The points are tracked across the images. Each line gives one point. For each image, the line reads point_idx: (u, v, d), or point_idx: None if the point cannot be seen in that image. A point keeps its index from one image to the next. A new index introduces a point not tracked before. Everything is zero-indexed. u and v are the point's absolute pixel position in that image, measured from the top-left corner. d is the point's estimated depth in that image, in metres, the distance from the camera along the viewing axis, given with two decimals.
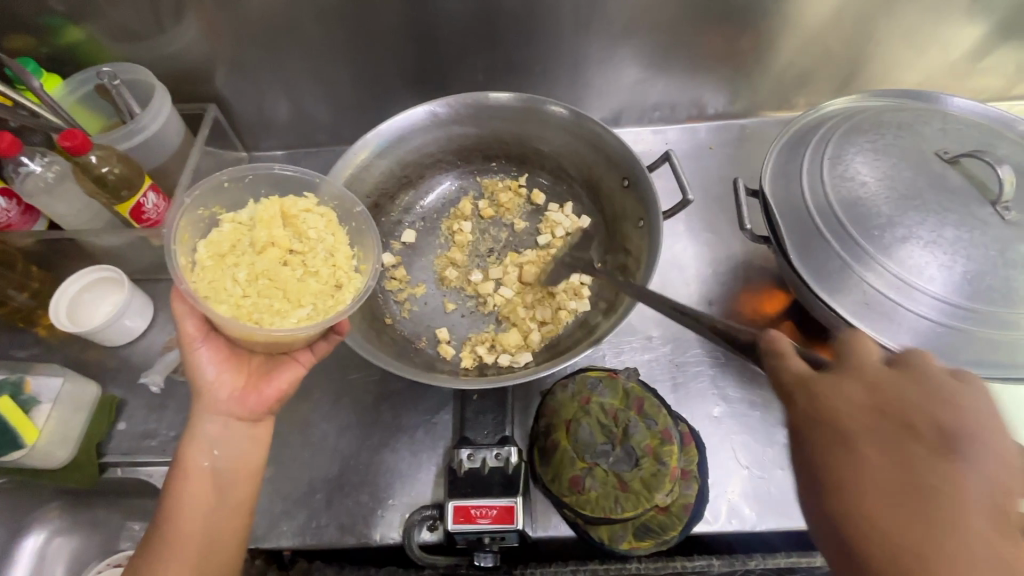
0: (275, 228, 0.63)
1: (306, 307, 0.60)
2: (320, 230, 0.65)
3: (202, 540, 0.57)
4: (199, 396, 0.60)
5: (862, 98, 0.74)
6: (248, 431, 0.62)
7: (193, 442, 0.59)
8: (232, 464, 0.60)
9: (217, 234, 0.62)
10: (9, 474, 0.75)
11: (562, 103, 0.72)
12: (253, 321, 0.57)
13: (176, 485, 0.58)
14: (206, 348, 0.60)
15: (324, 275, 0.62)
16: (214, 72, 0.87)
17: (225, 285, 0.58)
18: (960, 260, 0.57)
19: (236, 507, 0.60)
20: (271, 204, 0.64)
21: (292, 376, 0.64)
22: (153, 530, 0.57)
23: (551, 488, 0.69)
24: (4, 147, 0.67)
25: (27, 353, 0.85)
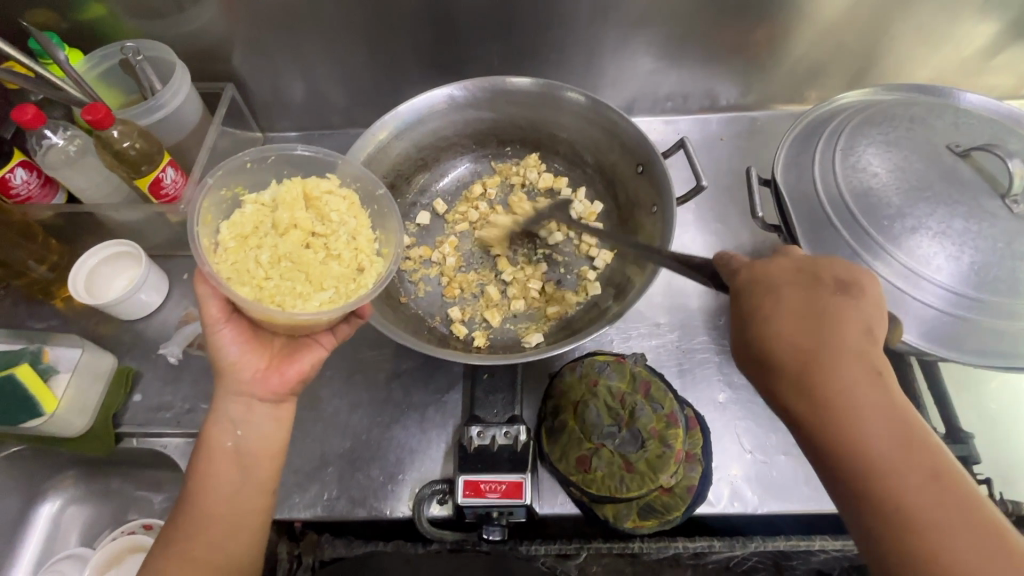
0: (297, 210, 0.64)
1: (328, 290, 0.61)
2: (343, 213, 0.66)
3: (228, 518, 0.58)
4: (223, 376, 0.60)
5: (876, 92, 0.75)
6: (271, 411, 0.62)
7: (216, 422, 0.60)
8: (254, 443, 0.61)
9: (239, 215, 0.63)
10: (28, 440, 0.77)
11: (579, 90, 0.73)
12: (275, 304, 0.59)
13: (202, 464, 0.59)
14: (229, 330, 0.60)
15: (347, 259, 0.64)
16: (231, 51, 0.88)
17: (248, 267, 0.60)
18: (967, 251, 0.58)
19: (259, 486, 0.61)
20: (294, 186, 0.65)
21: (315, 357, 0.65)
22: (179, 506, 0.59)
23: (557, 467, 0.71)
24: (29, 119, 0.68)
25: (44, 325, 0.87)
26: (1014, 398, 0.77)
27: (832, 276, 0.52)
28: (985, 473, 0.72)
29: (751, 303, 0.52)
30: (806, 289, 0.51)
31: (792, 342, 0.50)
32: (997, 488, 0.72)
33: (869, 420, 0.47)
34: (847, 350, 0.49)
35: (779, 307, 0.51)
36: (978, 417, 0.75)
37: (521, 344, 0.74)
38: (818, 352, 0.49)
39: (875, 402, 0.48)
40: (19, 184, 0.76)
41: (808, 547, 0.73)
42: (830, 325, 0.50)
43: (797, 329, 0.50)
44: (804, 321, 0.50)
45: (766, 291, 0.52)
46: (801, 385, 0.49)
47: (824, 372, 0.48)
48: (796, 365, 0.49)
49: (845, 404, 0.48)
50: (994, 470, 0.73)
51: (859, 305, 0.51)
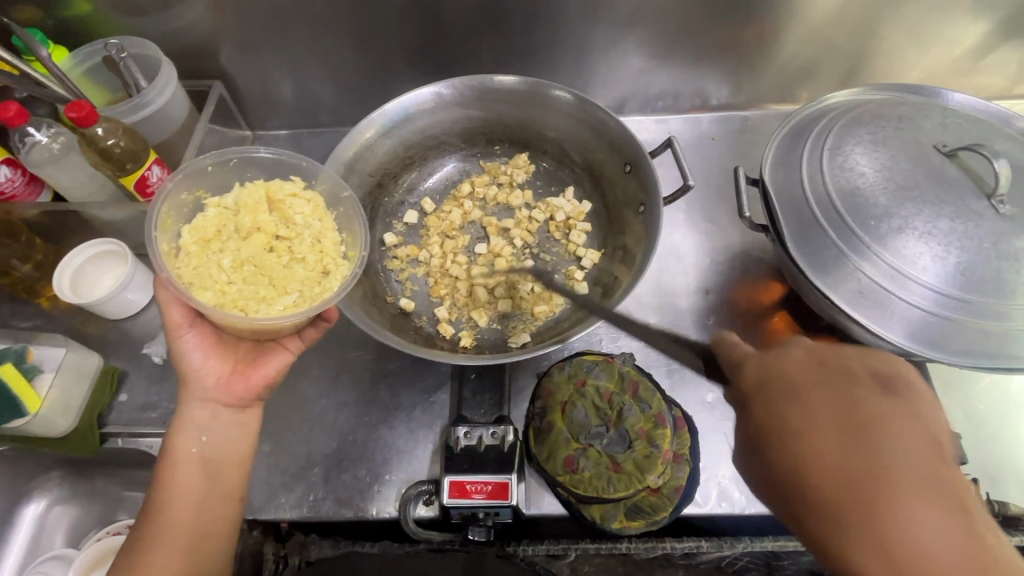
0: (260, 214, 0.64)
1: (292, 294, 0.61)
2: (307, 216, 0.65)
3: (193, 527, 0.57)
4: (189, 383, 0.60)
5: (865, 92, 0.74)
6: (236, 417, 0.62)
7: (181, 429, 0.59)
8: (221, 449, 0.60)
9: (202, 219, 0.63)
10: (12, 441, 0.76)
11: (567, 88, 0.73)
12: (238, 308, 0.58)
13: (165, 472, 0.58)
14: (192, 334, 0.60)
15: (311, 262, 0.63)
16: (219, 49, 0.87)
17: (210, 272, 0.59)
18: (953, 251, 0.58)
19: (226, 493, 0.60)
20: (256, 189, 0.65)
21: (281, 362, 0.65)
22: (142, 517, 0.58)
23: (544, 467, 0.70)
24: (13, 116, 0.68)
25: (29, 324, 0.86)
26: (1001, 398, 0.77)
27: (874, 373, 0.46)
28: (972, 474, 0.72)
29: (762, 406, 0.46)
30: (844, 396, 0.44)
31: (836, 465, 0.41)
32: (984, 488, 0.72)
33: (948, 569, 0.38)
34: (905, 474, 0.40)
35: (814, 421, 0.43)
36: (965, 418, 0.75)
37: (506, 344, 0.74)
38: (865, 482, 0.40)
39: (950, 539, 0.38)
40: (3, 181, 0.76)
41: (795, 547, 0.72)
42: (881, 440, 0.41)
43: (843, 449, 0.42)
44: (843, 435, 0.42)
45: (785, 396, 0.45)
46: (864, 528, 0.39)
47: (880, 505, 0.39)
48: (835, 499, 0.41)
49: (919, 554, 0.38)
50: (981, 470, 0.73)
51: (915, 410, 0.43)
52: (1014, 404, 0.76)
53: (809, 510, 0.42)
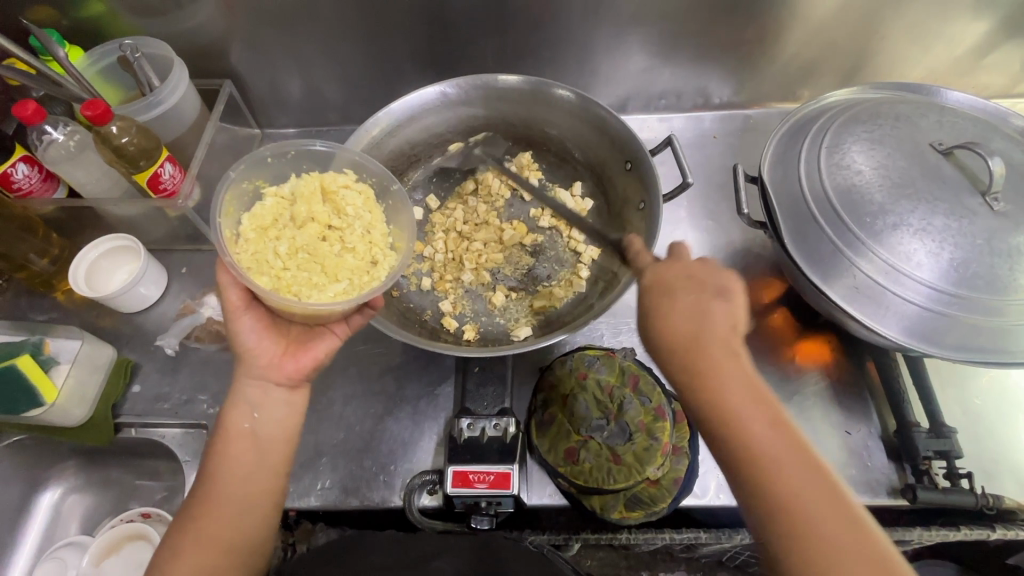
0: (315, 204, 0.65)
1: (342, 281, 0.62)
2: (358, 208, 0.67)
3: (241, 499, 0.58)
4: (246, 359, 0.62)
5: (862, 91, 0.76)
6: (286, 396, 0.63)
7: (234, 406, 0.61)
8: (270, 426, 0.61)
9: (260, 208, 0.64)
10: (29, 430, 0.78)
11: (568, 87, 0.74)
12: (292, 293, 0.60)
13: (219, 445, 0.60)
14: (249, 317, 0.62)
15: (360, 252, 0.65)
16: (229, 48, 0.89)
17: (267, 258, 0.61)
18: (947, 247, 0.59)
19: (274, 469, 0.61)
20: (312, 180, 0.67)
21: (329, 347, 0.65)
22: (195, 488, 0.59)
23: (546, 458, 0.72)
24: (30, 115, 0.70)
25: (45, 317, 0.88)
26: (998, 393, 0.78)
27: (712, 280, 0.54)
28: (967, 468, 0.73)
29: (649, 303, 0.54)
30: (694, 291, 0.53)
31: (678, 333, 0.52)
32: (978, 482, 0.73)
33: (743, 399, 0.49)
34: (718, 341, 0.51)
35: (672, 315, 0.52)
36: (962, 413, 0.76)
37: (509, 337, 0.75)
38: (696, 348, 0.51)
39: (743, 381, 0.50)
40: (20, 178, 0.78)
41: None
42: (712, 323, 0.52)
43: (688, 325, 0.52)
44: (692, 320, 0.52)
45: (662, 295, 0.54)
46: (692, 373, 0.51)
47: (710, 362, 0.50)
48: (682, 358, 0.51)
49: (718, 383, 0.50)
50: (975, 464, 0.73)
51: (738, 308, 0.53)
52: (1010, 399, 0.77)
53: (669, 362, 0.52)
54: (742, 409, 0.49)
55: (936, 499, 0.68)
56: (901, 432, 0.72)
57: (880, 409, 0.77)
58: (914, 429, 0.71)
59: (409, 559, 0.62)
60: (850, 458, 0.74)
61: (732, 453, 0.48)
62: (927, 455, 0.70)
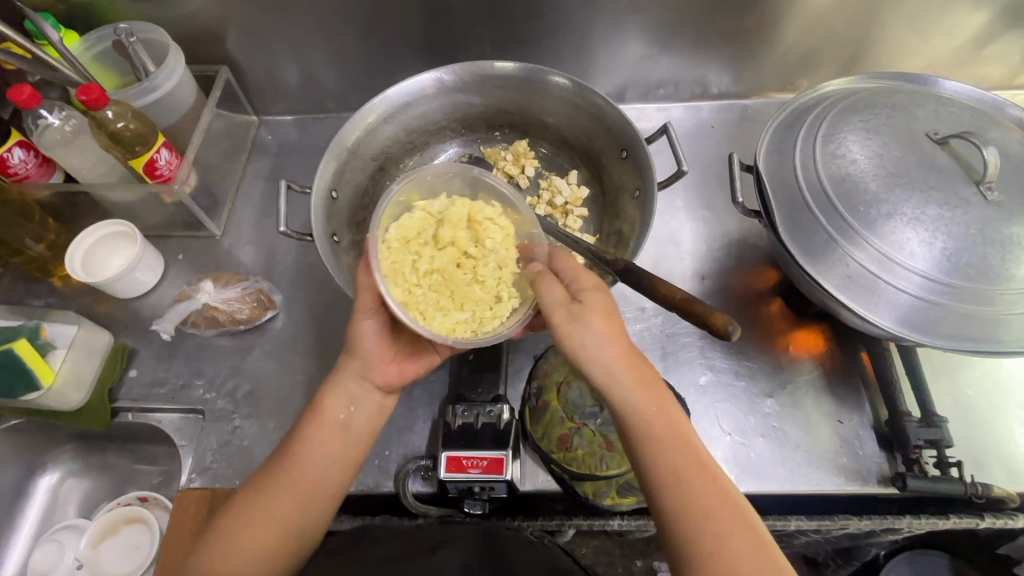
0: (459, 230, 0.64)
1: (466, 312, 0.61)
2: (497, 242, 0.64)
3: (319, 485, 0.58)
4: (355, 353, 0.62)
5: (860, 80, 0.75)
6: (381, 399, 0.64)
7: (335, 395, 0.61)
8: (361, 424, 0.62)
9: (408, 219, 0.64)
10: (26, 414, 0.79)
11: (564, 74, 0.74)
12: (417, 312, 0.60)
13: (308, 427, 0.60)
14: (374, 321, 0.61)
15: (490, 287, 0.62)
16: (226, 34, 0.89)
17: (404, 270, 0.61)
18: (940, 236, 0.59)
19: (353, 462, 0.61)
20: (462, 206, 0.65)
21: (430, 361, 0.67)
22: (275, 461, 0.59)
23: (540, 445, 0.72)
24: (25, 99, 0.70)
25: (42, 302, 0.88)
26: (990, 383, 0.78)
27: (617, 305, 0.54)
28: (957, 457, 0.74)
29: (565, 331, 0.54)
30: (606, 315, 0.53)
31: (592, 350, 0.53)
32: (968, 471, 0.73)
33: (655, 419, 0.51)
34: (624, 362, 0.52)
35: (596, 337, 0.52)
36: (953, 402, 0.77)
37: None
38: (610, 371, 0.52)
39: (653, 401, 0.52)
40: (17, 163, 0.78)
41: (784, 526, 0.72)
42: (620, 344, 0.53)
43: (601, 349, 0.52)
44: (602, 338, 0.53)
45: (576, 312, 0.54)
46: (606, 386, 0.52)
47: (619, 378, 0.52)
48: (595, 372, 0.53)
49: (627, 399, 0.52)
50: (966, 453, 0.74)
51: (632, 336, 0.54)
52: (1003, 389, 0.78)
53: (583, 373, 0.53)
54: (655, 431, 0.51)
55: (925, 487, 0.68)
56: (893, 422, 0.72)
57: (873, 399, 0.77)
58: (906, 418, 0.71)
59: (419, 549, 0.62)
60: (841, 447, 0.75)
61: (649, 474, 0.50)
62: (918, 443, 0.70)
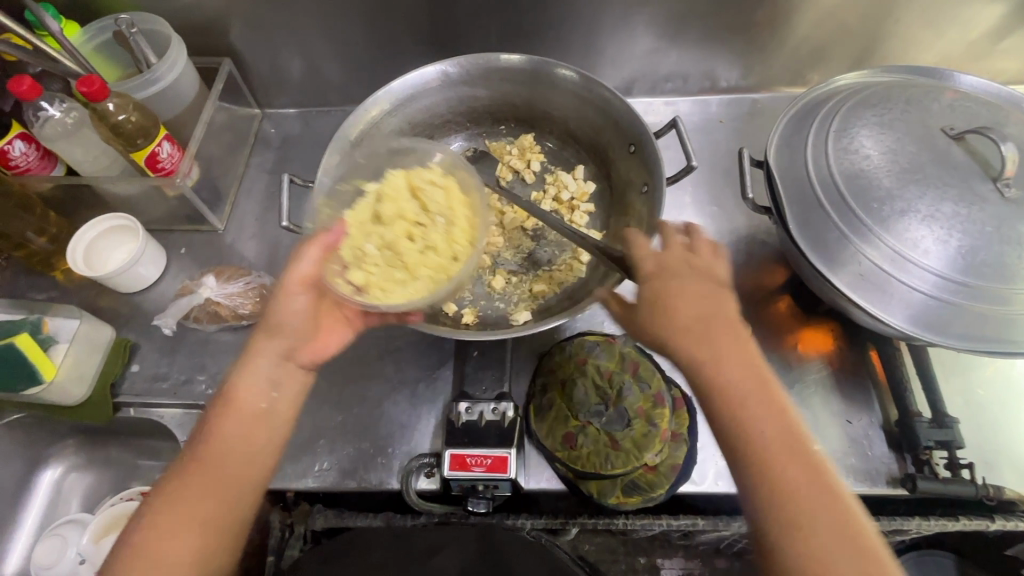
0: (404, 202, 0.67)
1: (426, 277, 0.63)
2: (441, 204, 0.68)
3: (243, 478, 0.53)
4: (277, 333, 0.58)
5: (872, 74, 0.74)
6: (304, 379, 0.60)
7: (251, 378, 0.56)
8: (287, 406, 0.58)
9: (359, 204, 0.66)
10: (30, 407, 0.79)
11: (571, 67, 0.73)
12: (378, 290, 0.61)
13: (223, 417, 0.54)
14: (305, 297, 0.59)
15: (443, 248, 0.64)
16: (229, 25, 0.88)
17: (360, 253, 0.63)
18: (955, 234, 0.58)
19: (277, 447, 0.57)
20: (399, 178, 0.68)
21: (341, 338, 0.64)
22: (186, 457, 0.53)
23: (544, 443, 0.72)
24: (25, 91, 0.69)
25: (44, 296, 0.88)
26: (1003, 384, 0.77)
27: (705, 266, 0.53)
28: (968, 458, 0.72)
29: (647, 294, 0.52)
30: (687, 284, 0.52)
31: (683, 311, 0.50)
32: (980, 472, 0.72)
33: (751, 391, 0.48)
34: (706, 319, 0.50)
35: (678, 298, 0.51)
36: (965, 402, 0.76)
37: (509, 322, 0.75)
38: (690, 330, 0.49)
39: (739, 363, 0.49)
40: (17, 155, 0.77)
41: None
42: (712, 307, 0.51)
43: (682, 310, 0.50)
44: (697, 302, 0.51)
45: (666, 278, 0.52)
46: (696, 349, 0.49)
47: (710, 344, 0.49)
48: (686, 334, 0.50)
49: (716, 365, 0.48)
50: (977, 455, 0.73)
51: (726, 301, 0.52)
52: (1015, 390, 0.76)
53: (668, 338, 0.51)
54: (749, 405, 0.47)
55: (936, 488, 0.67)
56: (903, 422, 0.71)
57: (883, 399, 0.76)
58: (917, 418, 0.70)
59: (416, 554, 0.64)
60: (850, 447, 0.74)
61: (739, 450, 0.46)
62: (928, 445, 0.69)
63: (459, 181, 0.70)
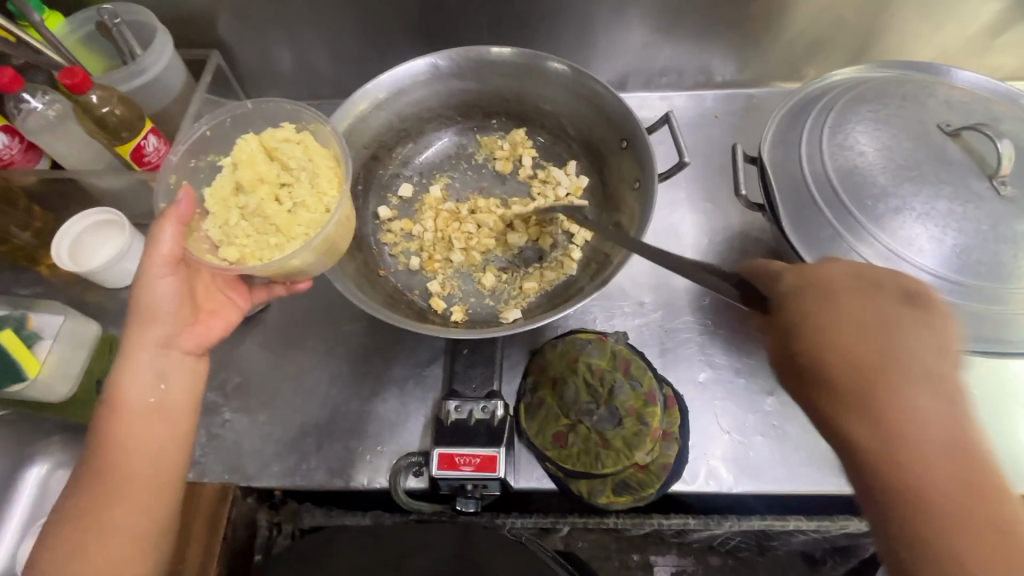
0: (259, 163, 0.63)
1: (302, 236, 0.61)
2: (299, 158, 0.64)
3: (153, 477, 0.57)
4: (155, 321, 0.59)
5: (869, 69, 0.73)
6: (193, 363, 0.62)
7: (137, 376, 0.58)
8: (180, 398, 0.60)
9: (218, 178, 0.63)
10: (15, 405, 0.78)
11: (563, 60, 0.71)
12: (257, 260, 0.61)
13: (116, 421, 0.56)
14: (170, 280, 0.59)
15: (310, 204, 0.62)
16: (216, 17, 0.86)
17: (229, 227, 0.61)
18: (951, 233, 0.57)
19: (181, 439, 0.60)
20: (249, 141, 0.64)
21: (229, 319, 0.67)
22: (90, 465, 0.56)
23: (534, 442, 0.71)
24: (7, 83, 0.68)
25: (30, 291, 0.87)
26: (998, 384, 0.76)
27: (903, 286, 0.47)
28: None
29: (791, 312, 0.47)
30: (867, 310, 0.46)
31: (848, 348, 0.45)
32: None
33: (934, 436, 0.43)
34: (875, 346, 0.45)
35: (841, 320, 0.46)
36: None
37: (498, 319, 0.74)
38: (849, 358, 0.45)
39: (910, 398, 0.43)
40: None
41: (783, 527, 0.74)
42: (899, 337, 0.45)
43: (838, 334, 0.45)
44: (866, 330, 0.45)
45: (821, 301, 0.46)
46: (862, 393, 0.44)
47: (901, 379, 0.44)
48: (865, 369, 0.44)
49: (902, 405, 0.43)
50: None
51: (933, 323, 0.46)
52: (1010, 390, 0.76)
53: (822, 378, 0.46)
54: (932, 458, 0.42)
55: None
56: None
57: None
58: None
59: (394, 553, 0.64)
60: None
61: (923, 505, 0.42)
62: None
63: (320, 132, 0.67)
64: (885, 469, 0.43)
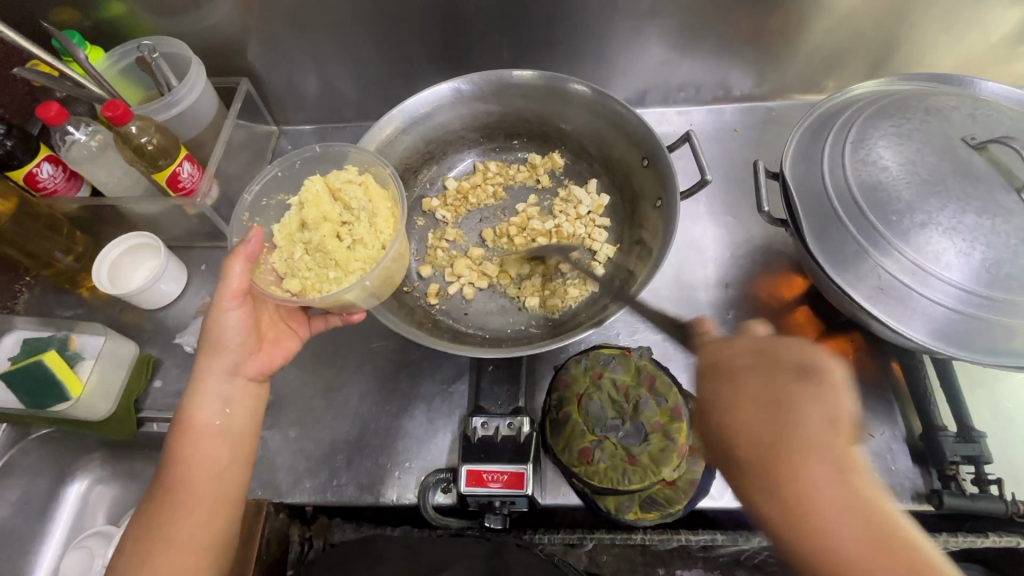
0: (323, 204, 0.66)
1: (359, 272, 0.64)
2: (361, 199, 0.67)
3: (214, 497, 0.59)
4: (221, 351, 0.62)
5: (890, 82, 0.73)
6: (254, 391, 0.65)
7: (204, 402, 0.60)
8: (241, 424, 0.62)
9: (287, 216, 0.67)
10: (57, 424, 0.80)
11: (584, 82, 0.73)
12: (317, 292, 0.64)
13: (185, 443, 0.59)
14: (238, 312, 0.61)
15: (368, 241, 0.65)
16: (246, 46, 0.89)
17: (294, 261, 0.65)
18: (978, 247, 0.56)
19: (243, 463, 0.62)
20: (315, 181, 0.67)
21: (289, 348, 0.69)
22: (161, 479, 0.58)
23: (561, 458, 0.71)
24: (53, 116, 0.71)
25: (71, 313, 0.91)
26: None
27: (802, 359, 0.53)
28: (996, 474, 0.71)
29: (707, 390, 0.55)
30: (769, 396, 0.52)
31: (751, 431, 0.52)
32: (1008, 488, 0.70)
33: (830, 492, 0.49)
34: (814, 435, 0.51)
35: (735, 403, 0.53)
36: (993, 417, 0.74)
37: (522, 336, 0.75)
38: (778, 448, 0.51)
39: (840, 492, 0.49)
40: (45, 177, 0.80)
41: None
42: (794, 417, 0.51)
43: (765, 429, 0.52)
44: (764, 413, 0.52)
45: (726, 381, 0.54)
46: (785, 474, 0.50)
47: (793, 460, 0.50)
48: (753, 458, 0.52)
49: (798, 482, 0.50)
50: (1005, 470, 0.71)
51: (822, 393, 0.52)
52: None
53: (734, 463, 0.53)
54: (820, 516, 0.49)
55: (963, 505, 0.66)
56: (927, 436, 0.70)
57: (906, 412, 0.74)
58: (941, 433, 0.69)
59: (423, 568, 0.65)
60: (874, 462, 0.72)
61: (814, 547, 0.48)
62: (954, 459, 0.68)
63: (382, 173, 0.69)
64: (795, 528, 0.49)
